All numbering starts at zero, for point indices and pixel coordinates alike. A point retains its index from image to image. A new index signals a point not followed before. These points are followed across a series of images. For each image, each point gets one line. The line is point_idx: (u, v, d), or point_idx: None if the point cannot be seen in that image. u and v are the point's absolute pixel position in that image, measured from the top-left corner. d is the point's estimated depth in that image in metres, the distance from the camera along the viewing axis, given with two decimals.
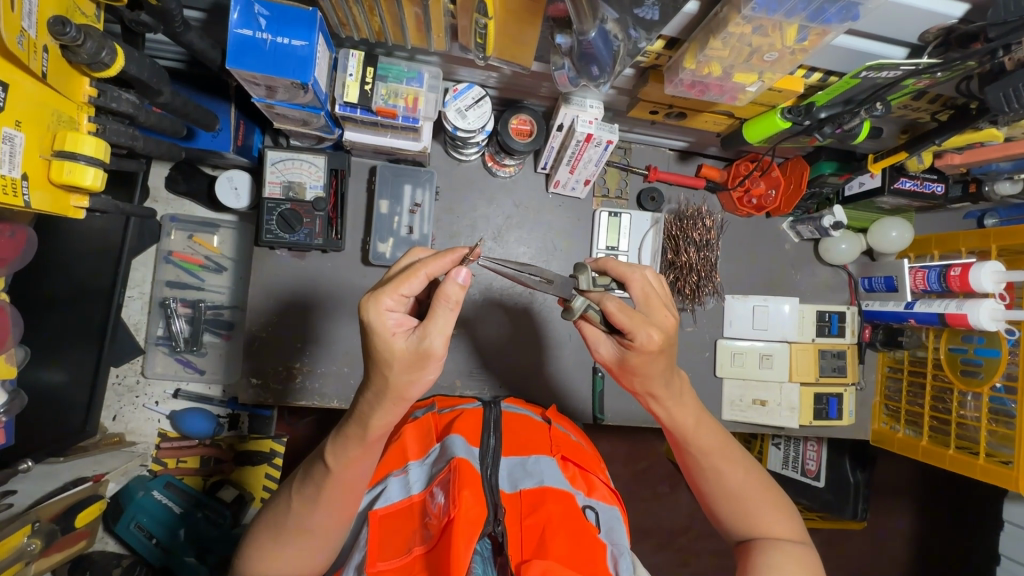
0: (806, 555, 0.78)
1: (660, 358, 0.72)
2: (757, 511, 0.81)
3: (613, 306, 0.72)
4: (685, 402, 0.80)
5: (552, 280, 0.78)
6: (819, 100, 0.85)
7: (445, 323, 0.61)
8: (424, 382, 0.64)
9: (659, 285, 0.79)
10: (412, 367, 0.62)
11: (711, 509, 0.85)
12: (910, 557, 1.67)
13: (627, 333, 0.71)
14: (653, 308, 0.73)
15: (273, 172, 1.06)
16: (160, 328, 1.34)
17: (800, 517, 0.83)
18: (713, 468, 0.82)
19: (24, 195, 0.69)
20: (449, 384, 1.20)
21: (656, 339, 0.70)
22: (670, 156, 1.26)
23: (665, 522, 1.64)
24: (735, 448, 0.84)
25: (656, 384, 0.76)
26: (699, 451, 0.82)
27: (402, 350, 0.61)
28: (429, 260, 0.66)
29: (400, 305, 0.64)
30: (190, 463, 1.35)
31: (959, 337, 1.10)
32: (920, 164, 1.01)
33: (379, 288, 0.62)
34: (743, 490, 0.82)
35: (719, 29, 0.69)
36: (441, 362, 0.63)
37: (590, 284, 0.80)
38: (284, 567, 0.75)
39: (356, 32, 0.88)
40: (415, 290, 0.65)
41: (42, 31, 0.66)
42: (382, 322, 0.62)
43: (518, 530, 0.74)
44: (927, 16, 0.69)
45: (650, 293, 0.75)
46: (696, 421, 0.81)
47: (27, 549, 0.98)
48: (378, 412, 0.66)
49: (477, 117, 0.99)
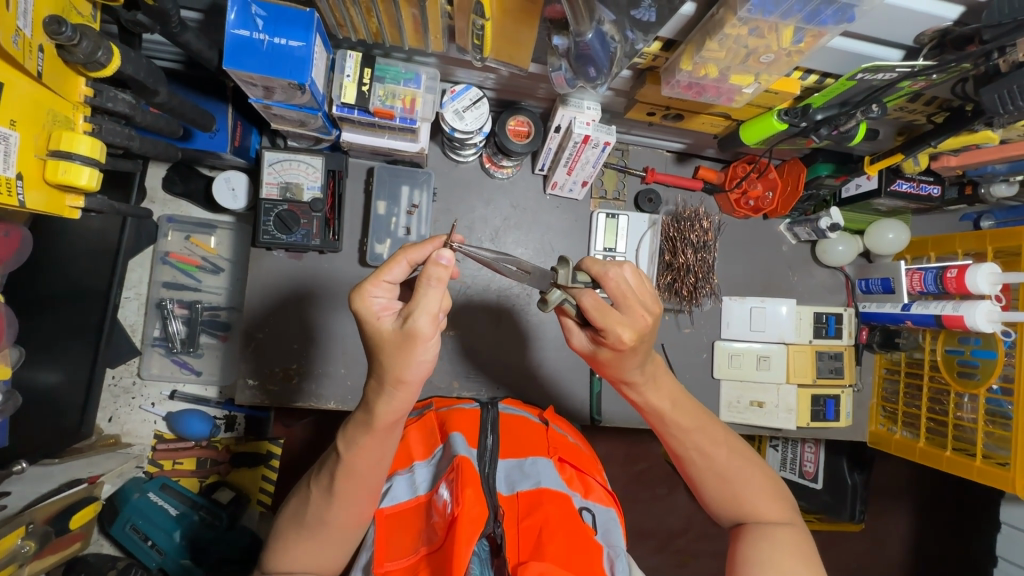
0: (798, 535, 0.77)
1: (635, 351, 0.73)
2: (744, 492, 0.81)
3: (589, 302, 0.72)
4: (661, 383, 0.81)
5: (530, 271, 0.75)
6: (815, 102, 0.85)
7: (430, 304, 0.60)
8: (419, 365, 0.61)
9: (640, 282, 0.75)
10: (398, 348, 0.60)
11: (700, 492, 0.85)
12: (908, 559, 1.67)
13: (601, 330, 0.72)
14: (630, 306, 0.72)
15: (271, 172, 1.06)
16: (156, 329, 1.34)
17: (790, 499, 0.82)
18: (696, 448, 0.82)
19: (18, 195, 0.68)
20: (446, 385, 1.19)
21: (628, 337, 0.71)
22: (668, 157, 1.26)
23: (662, 524, 1.64)
24: (717, 428, 0.84)
25: (630, 372, 0.78)
26: (680, 430, 0.82)
27: (388, 332, 0.61)
28: (409, 247, 0.67)
29: (387, 293, 0.65)
30: (186, 465, 1.34)
31: (956, 339, 1.10)
32: (917, 167, 1.01)
33: (362, 280, 0.64)
34: (727, 471, 0.82)
35: (716, 31, 0.69)
36: (431, 345, 0.60)
37: (570, 279, 0.77)
38: (305, 562, 0.74)
39: (354, 33, 0.88)
40: (399, 277, 0.66)
41: (38, 30, 0.66)
42: (367, 309, 0.63)
43: (515, 532, 0.74)
44: (922, 17, 0.69)
45: (627, 290, 0.73)
46: (672, 403, 0.82)
47: (21, 552, 0.96)
48: (383, 399, 0.64)
49: (475, 118, 0.99)
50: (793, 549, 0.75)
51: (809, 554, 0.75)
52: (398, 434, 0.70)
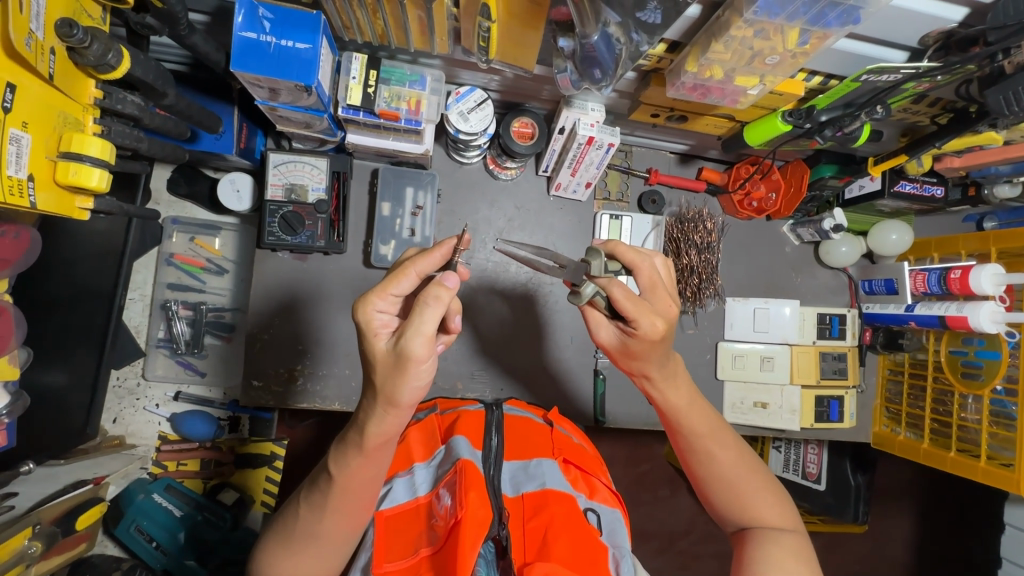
0: (801, 542, 0.77)
1: (661, 345, 0.74)
2: (749, 498, 0.81)
3: (620, 294, 0.71)
4: (679, 382, 0.82)
5: (565, 264, 0.75)
6: (819, 104, 0.86)
7: (425, 326, 0.59)
8: (412, 388, 0.61)
9: (667, 273, 0.82)
10: (392, 369, 0.60)
11: (706, 494, 0.85)
12: (911, 561, 1.67)
13: (631, 321, 0.72)
14: (659, 297, 0.75)
15: (276, 174, 1.07)
16: (161, 329, 1.34)
17: (794, 505, 0.82)
18: (705, 450, 0.82)
19: (29, 196, 0.69)
20: (450, 386, 1.19)
21: (659, 328, 0.72)
22: (671, 159, 1.26)
23: (665, 525, 1.64)
24: (726, 431, 0.84)
25: (652, 368, 0.78)
26: (690, 432, 0.83)
27: (383, 351, 0.61)
28: (418, 256, 0.67)
29: (391, 306, 0.66)
30: (191, 466, 1.35)
31: (960, 340, 1.11)
32: (920, 167, 1.03)
33: (368, 291, 0.64)
34: (734, 475, 0.82)
35: (721, 33, 0.70)
36: (424, 367, 0.60)
37: (602, 269, 0.76)
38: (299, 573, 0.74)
39: (359, 35, 0.89)
40: (406, 289, 0.66)
41: (49, 33, 0.67)
42: (370, 322, 0.64)
43: (521, 533, 0.74)
44: (927, 20, 0.69)
45: (658, 280, 0.76)
46: (689, 400, 0.82)
47: (28, 552, 0.95)
48: (374, 419, 0.64)
49: (480, 119, 1.00)
50: (796, 556, 0.75)
51: (812, 563, 0.75)
52: (390, 452, 0.70)
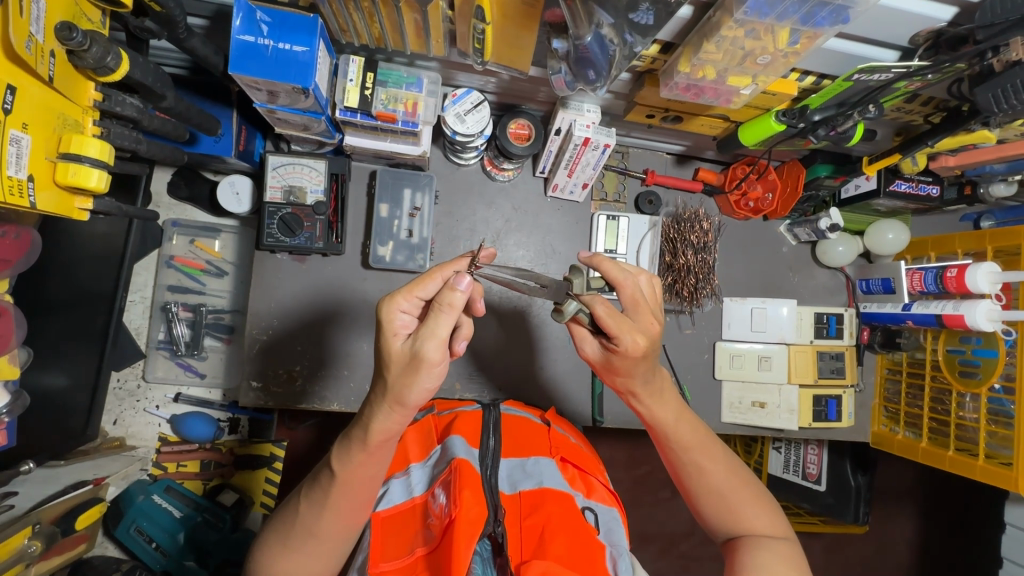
0: (792, 550, 0.77)
1: (643, 361, 0.74)
2: (739, 508, 0.81)
3: (602, 310, 0.72)
4: (665, 397, 0.82)
5: (546, 284, 0.78)
6: (812, 104, 0.86)
7: (440, 329, 0.59)
8: (420, 391, 0.61)
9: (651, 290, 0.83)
10: (405, 369, 0.61)
11: (696, 507, 0.85)
12: (914, 563, 1.66)
13: (613, 336, 0.72)
14: (641, 313, 0.75)
15: (274, 176, 1.08)
16: (161, 332, 1.35)
17: (785, 515, 0.82)
18: (693, 463, 0.83)
19: (29, 197, 0.70)
20: (449, 387, 1.20)
21: (641, 344, 0.72)
22: (668, 160, 1.27)
23: (666, 527, 1.64)
24: (714, 443, 0.84)
25: (637, 383, 0.79)
26: (679, 445, 0.83)
27: (399, 351, 0.62)
28: (442, 264, 0.70)
29: (413, 308, 0.67)
30: (191, 468, 1.35)
31: (958, 338, 1.10)
32: (914, 166, 1.01)
33: (396, 291, 0.66)
34: (723, 486, 0.82)
35: (712, 33, 0.71)
36: (435, 373, 0.60)
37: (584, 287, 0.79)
38: (295, 571, 0.74)
39: (356, 38, 0.90)
40: (431, 293, 0.68)
41: (50, 36, 0.68)
42: (391, 320, 0.64)
43: (517, 531, 0.74)
44: (917, 18, 0.70)
45: (640, 298, 0.76)
46: (675, 415, 0.83)
47: (27, 551, 0.95)
48: (378, 416, 0.64)
49: (477, 121, 1.01)
50: (787, 565, 0.74)
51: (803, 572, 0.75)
52: (391, 450, 0.70)
